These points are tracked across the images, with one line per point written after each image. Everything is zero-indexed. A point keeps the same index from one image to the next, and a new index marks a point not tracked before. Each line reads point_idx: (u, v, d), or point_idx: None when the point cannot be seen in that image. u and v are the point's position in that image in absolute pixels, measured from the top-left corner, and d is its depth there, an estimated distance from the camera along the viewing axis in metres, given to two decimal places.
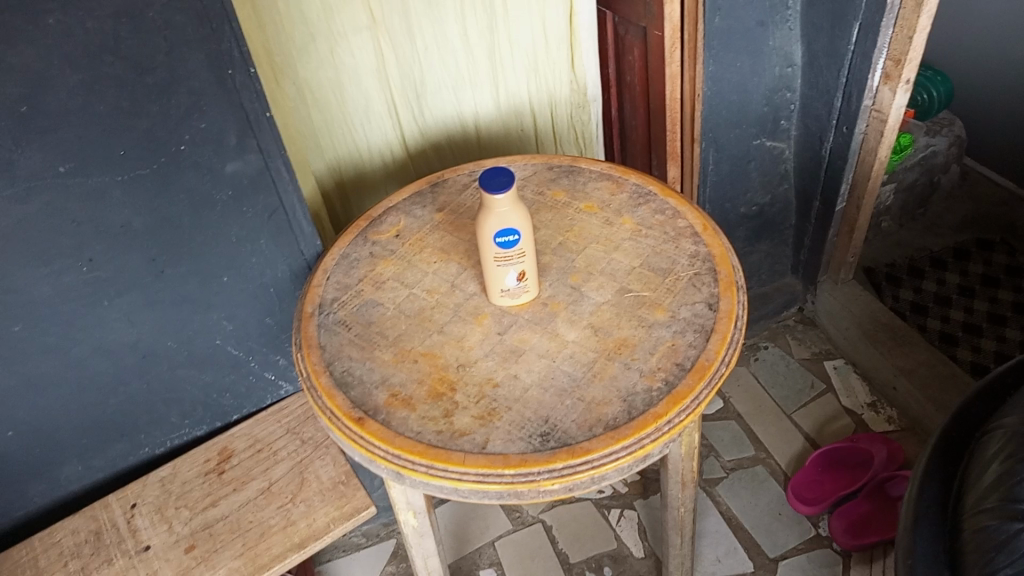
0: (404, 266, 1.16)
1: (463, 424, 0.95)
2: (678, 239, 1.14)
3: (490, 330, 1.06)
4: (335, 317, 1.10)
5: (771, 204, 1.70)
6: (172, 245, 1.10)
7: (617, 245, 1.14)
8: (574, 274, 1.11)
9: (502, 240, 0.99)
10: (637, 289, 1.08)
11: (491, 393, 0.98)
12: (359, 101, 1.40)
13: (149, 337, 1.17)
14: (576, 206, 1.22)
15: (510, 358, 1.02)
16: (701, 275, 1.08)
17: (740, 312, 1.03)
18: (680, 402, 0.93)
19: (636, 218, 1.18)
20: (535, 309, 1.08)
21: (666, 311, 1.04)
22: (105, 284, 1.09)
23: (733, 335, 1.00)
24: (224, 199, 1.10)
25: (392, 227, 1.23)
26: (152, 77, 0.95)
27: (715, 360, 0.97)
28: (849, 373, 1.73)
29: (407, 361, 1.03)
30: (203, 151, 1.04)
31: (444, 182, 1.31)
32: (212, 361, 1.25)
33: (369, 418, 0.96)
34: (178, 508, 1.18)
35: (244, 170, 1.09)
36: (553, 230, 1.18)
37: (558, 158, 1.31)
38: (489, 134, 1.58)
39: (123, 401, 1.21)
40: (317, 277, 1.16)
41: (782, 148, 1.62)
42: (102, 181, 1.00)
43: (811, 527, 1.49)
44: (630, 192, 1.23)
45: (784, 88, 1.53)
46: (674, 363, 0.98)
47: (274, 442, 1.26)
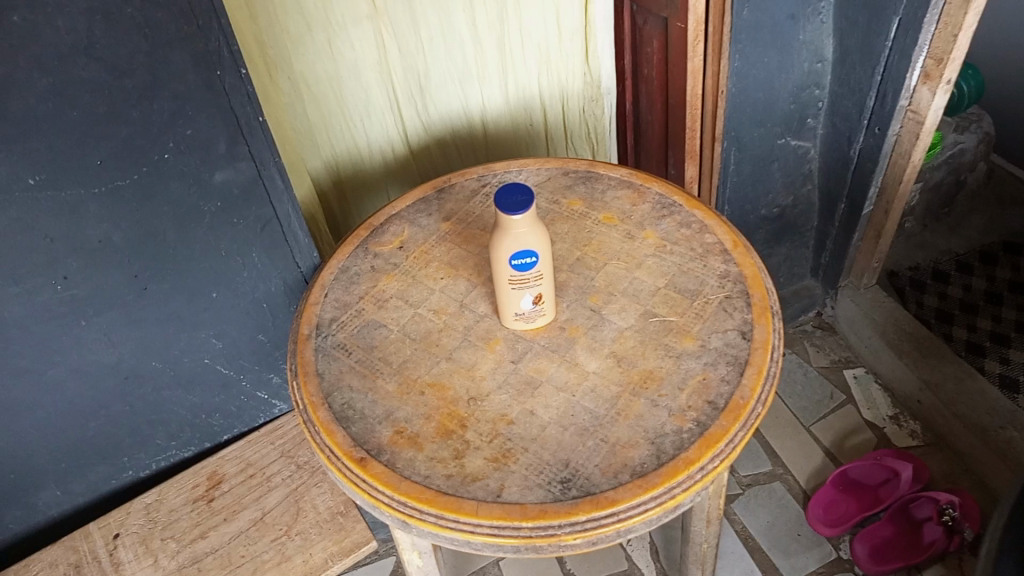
0: (408, 282, 1.07)
1: (476, 467, 0.86)
2: (707, 257, 1.05)
3: (503, 357, 0.97)
4: (334, 340, 1.01)
5: (793, 206, 1.61)
6: (156, 260, 1.00)
7: (639, 263, 1.05)
8: (593, 295, 1.03)
9: (518, 262, 0.91)
10: (663, 314, 0.99)
11: (506, 431, 0.90)
12: (358, 95, 1.30)
13: (133, 358, 1.08)
14: (595, 217, 1.12)
15: (525, 392, 0.93)
16: (732, 298, 0.99)
17: (776, 342, 0.95)
18: (714, 446, 0.85)
19: (659, 232, 1.09)
20: (552, 334, 0.99)
21: (695, 339, 0.96)
22: (83, 303, 0.99)
23: (769, 369, 0.92)
24: (212, 211, 1.00)
25: (395, 238, 1.13)
26: (132, 80, 0.85)
27: (751, 399, 0.89)
28: (870, 384, 1.66)
29: (413, 394, 0.94)
30: (190, 160, 0.95)
31: (451, 188, 1.20)
32: (201, 381, 1.15)
33: (372, 459, 0.88)
34: (164, 540, 1.10)
35: (234, 180, 0.99)
36: (570, 245, 1.09)
37: (575, 162, 1.22)
38: (496, 129, 1.48)
39: (103, 424, 1.12)
40: (314, 294, 1.07)
41: (807, 147, 1.52)
42: (77, 194, 0.91)
43: (832, 550, 1.41)
44: (653, 202, 1.13)
45: (813, 85, 1.43)
46: (705, 401, 0.89)
47: (267, 467, 1.17)
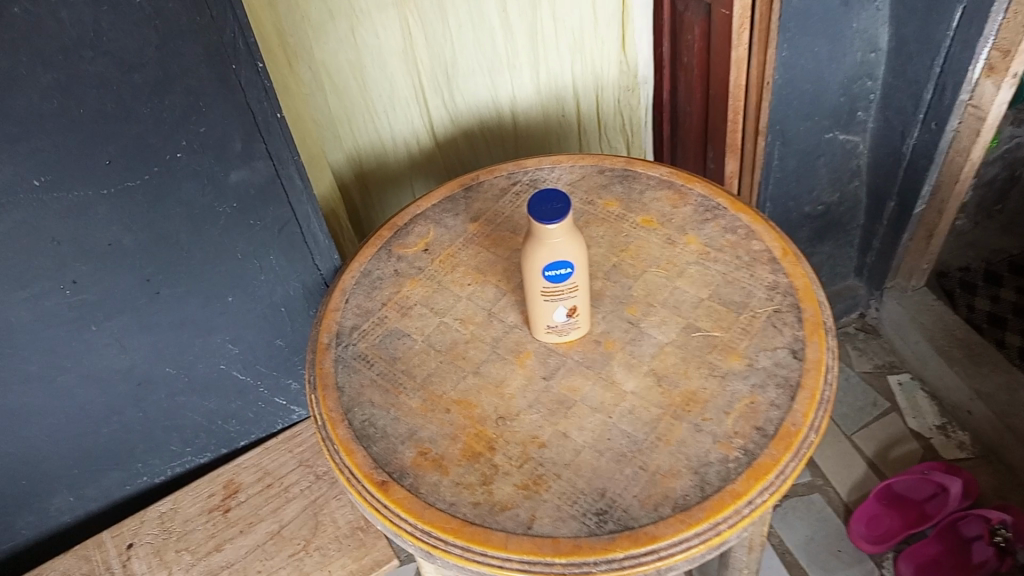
0: (433, 288, 1.01)
1: (505, 495, 0.81)
2: (754, 266, 0.97)
3: (534, 373, 0.91)
4: (354, 350, 0.95)
5: (839, 203, 1.52)
6: (168, 264, 0.95)
7: (680, 271, 0.98)
8: (631, 306, 0.96)
9: (552, 273, 0.84)
10: (707, 328, 0.92)
11: (537, 455, 0.84)
12: (382, 85, 1.24)
13: (145, 363, 1.02)
14: (632, 220, 1.05)
15: (558, 412, 0.87)
16: (781, 312, 0.92)
17: (830, 362, 0.88)
18: (763, 478, 0.79)
19: (702, 237, 1.02)
20: (587, 349, 0.92)
21: (742, 357, 0.89)
22: (92, 307, 0.94)
23: (823, 393, 0.85)
24: (227, 212, 0.94)
25: (420, 239, 1.07)
26: (141, 76, 0.79)
27: (803, 426, 0.82)
28: (916, 391, 1.58)
29: (437, 412, 0.88)
30: (203, 159, 0.89)
31: (479, 185, 1.13)
32: (217, 387, 1.10)
33: (394, 483, 0.82)
34: (179, 551, 1.05)
35: (251, 180, 0.93)
36: (606, 250, 1.02)
37: (611, 159, 1.14)
38: (526, 120, 1.41)
39: (116, 430, 1.07)
40: (334, 299, 1.01)
41: (857, 141, 1.43)
42: (84, 196, 0.85)
43: (875, 568, 1.35)
44: (696, 204, 1.06)
45: (865, 76, 1.33)
46: (754, 427, 0.83)
47: (285, 476, 1.12)
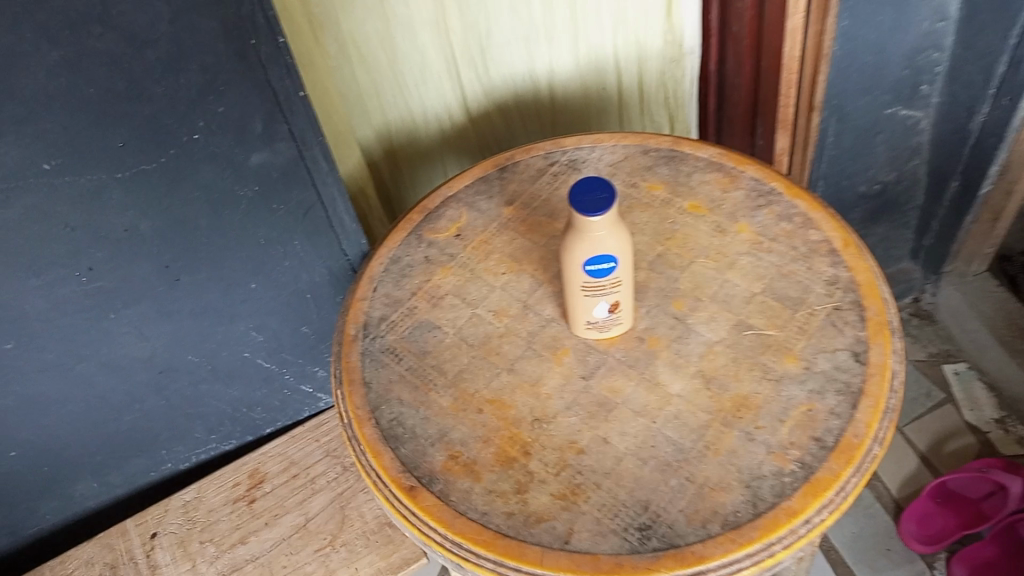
0: (465, 276, 0.95)
1: (541, 505, 0.75)
2: (811, 259, 0.90)
3: (572, 372, 0.85)
4: (382, 343, 0.90)
5: (896, 181, 1.41)
6: (188, 249, 0.90)
7: (731, 263, 0.91)
8: (678, 300, 0.89)
9: (593, 268, 0.78)
10: (759, 326, 0.86)
11: (575, 462, 0.78)
12: (413, 57, 1.17)
13: (166, 352, 0.98)
14: (679, 206, 0.98)
15: (598, 415, 0.81)
16: (841, 310, 0.85)
17: (895, 366, 0.81)
18: (822, 495, 0.73)
19: (755, 226, 0.94)
20: (629, 346, 0.86)
21: (798, 359, 0.82)
22: (110, 296, 0.90)
23: (888, 402, 0.78)
24: (248, 196, 0.89)
25: (452, 224, 1.01)
26: (154, 52, 0.74)
27: (866, 438, 0.76)
28: (973, 381, 1.50)
29: (469, 412, 0.83)
30: (222, 140, 0.83)
31: (514, 166, 1.07)
32: (240, 375, 1.06)
33: (424, 489, 0.78)
34: (203, 543, 1.03)
35: (273, 162, 0.88)
36: (651, 238, 0.96)
37: (656, 138, 1.06)
38: (564, 93, 1.33)
39: (138, 418, 1.03)
40: (362, 287, 0.96)
41: (919, 117, 1.30)
42: (97, 179, 0.80)
43: (926, 569, 1.30)
44: (747, 189, 0.98)
45: (931, 47, 1.20)
46: (811, 437, 0.77)
47: (312, 467, 1.08)
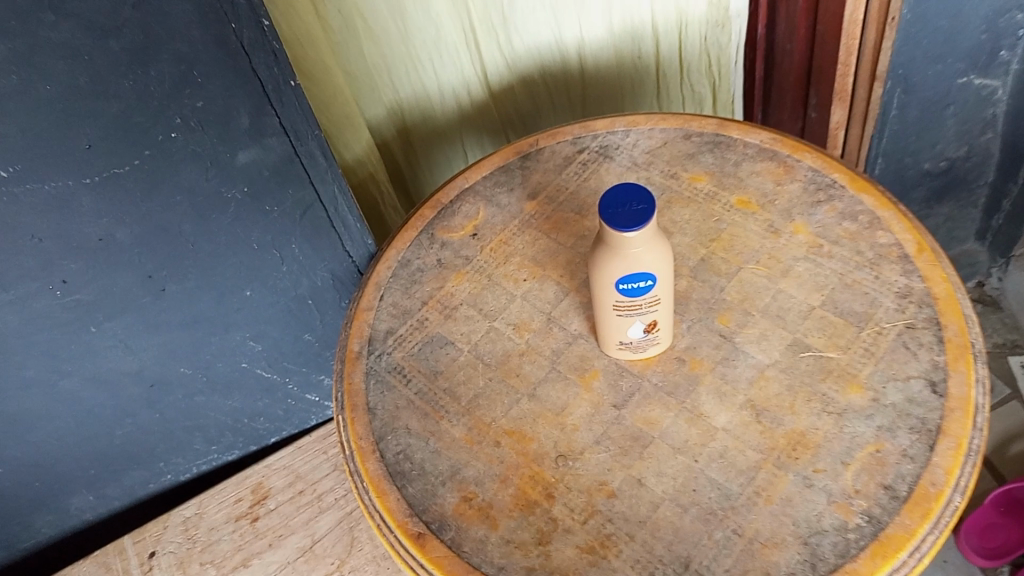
0: (482, 283, 0.85)
1: (565, 560, 0.66)
2: (880, 266, 0.78)
3: (602, 399, 0.75)
4: (389, 362, 0.80)
5: (965, 157, 1.25)
6: (174, 257, 0.80)
7: (785, 270, 0.80)
8: (724, 314, 0.78)
9: (627, 287, 0.67)
10: (819, 348, 0.74)
11: (605, 507, 0.68)
12: (426, 29, 1.05)
13: (157, 365, 0.89)
14: (725, 201, 0.86)
15: (631, 451, 0.72)
16: (915, 329, 0.74)
17: (980, 399, 0.69)
18: (893, 556, 0.62)
19: (813, 226, 0.82)
20: (668, 369, 0.76)
21: (864, 389, 0.71)
22: (90, 308, 0.80)
23: (971, 442, 0.67)
24: (237, 198, 0.79)
25: (468, 222, 0.90)
26: (118, 42, 0.63)
27: (946, 488, 0.65)
28: None
29: (485, 445, 0.74)
30: (204, 139, 0.73)
31: (538, 153, 0.95)
32: (239, 386, 0.98)
33: (432, 537, 0.69)
34: (204, 564, 0.96)
35: (263, 160, 0.78)
36: (693, 239, 0.84)
37: (700, 120, 0.93)
38: (595, 63, 1.20)
39: (132, 431, 0.95)
40: (367, 295, 0.85)
41: (996, 87, 1.14)
42: (63, 186, 0.70)
43: None
44: (805, 180, 0.86)
45: (1015, 7, 1.04)
46: (880, 484, 0.66)
47: (319, 482, 1.01)
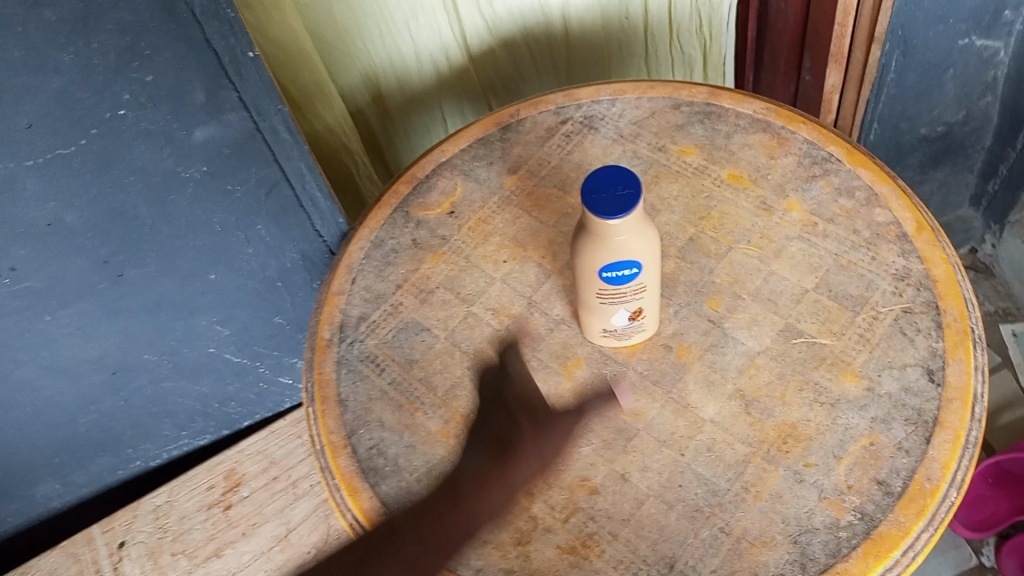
0: (459, 265, 0.81)
1: (545, 561, 0.63)
2: (877, 246, 0.74)
3: (585, 389, 0.72)
4: (361, 350, 0.76)
5: (964, 122, 1.20)
6: (131, 241, 0.76)
7: (777, 250, 0.76)
8: (712, 298, 0.75)
9: (610, 275, 0.64)
10: (812, 334, 0.71)
11: (587, 505, 0.65)
12: None
13: (119, 351, 0.85)
14: (716, 175, 0.82)
15: (615, 445, 0.68)
16: (913, 314, 0.70)
17: (979, 389, 0.66)
18: (886, 556, 0.60)
19: (808, 203, 0.78)
20: (654, 357, 0.73)
21: (859, 378, 0.68)
22: (43, 295, 0.75)
23: (970, 434, 0.64)
24: (196, 177, 0.75)
25: (445, 199, 0.85)
26: (54, 12, 0.58)
27: (942, 483, 0.62)
28: None
29: (463, 439, 0.70)
30: (156, 116, 0.68)
31: (519, 124, 0.90)
32: (208, 371, 0.94)
33: None
34: (176, 555, 0.93)
35: (223, 137, 0.73)
36: (681, 217, 0.80)
37: (690, 89, 0.88)
38: (581, 25, 1.15)
39: (97, 418, 0.91)
40: (338, 278, 0.81)
41: (998, 48, 1.09)
42: (4, 168, 0.65)
43: (972, 554, 1.17)
44: (799, 154, 0.81)
45: None
46: (874, 480, 0.63)
47: (294, 467, 0.97)
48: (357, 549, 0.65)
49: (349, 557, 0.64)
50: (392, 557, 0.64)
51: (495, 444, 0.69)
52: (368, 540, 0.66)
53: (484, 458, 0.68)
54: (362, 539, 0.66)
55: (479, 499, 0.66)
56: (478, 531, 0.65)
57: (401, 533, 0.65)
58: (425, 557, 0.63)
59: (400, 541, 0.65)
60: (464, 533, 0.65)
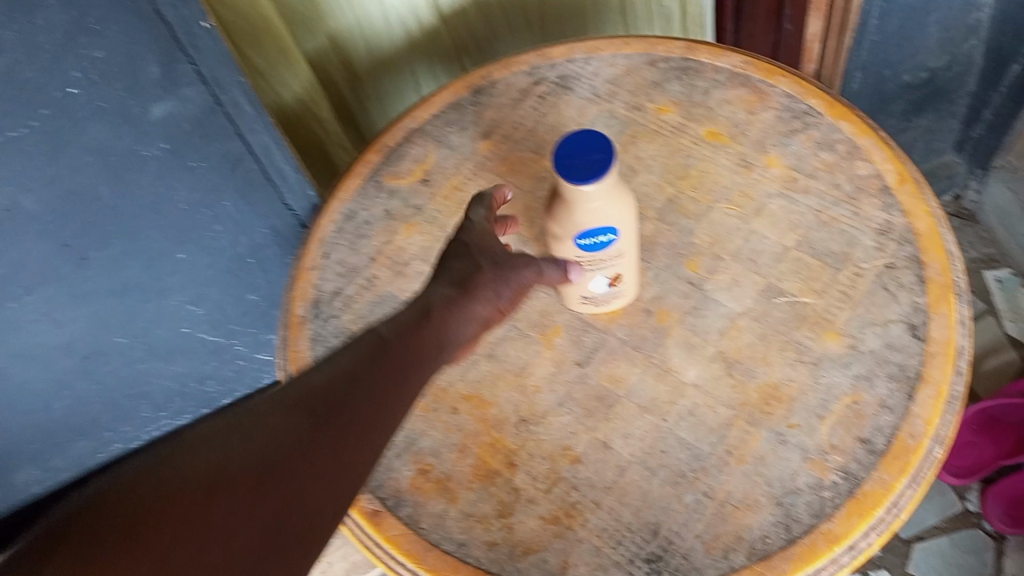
0: (434, 235, 0.79)
1: (529, 532, 0.63)
2: (858, 200, 0.73)
3: (565, 356, 0.71)
4: (337, 326, 0.75)
5: (948, 68, 1.17)
6: (93, 223, 0.74)
7: (758, 208, 0.74)
8: (692, 260, 0.73)
9: (587, 242, 0.62)
10: (794, 293, 0.70)
11: (569, 473, 0.65)
12: None
13: (89, 335, 0.83)
14: (694, 133, 0.80)
15: (597, 412, 0.67)
16: (896, 269, 0.69)
17: (962, 342, 0.65)
18: (870, 515, 0.59)
19: (788, 158, 0.76)
20: (634, 322, 0.71)
21: (841, 337, 0.67)
22: (4, 283, 0.72)
23: (953, 389, 0.63)
24: (156, 155, 0.73)
25: (417, 166, 0.83)
26: None
27: (925, 439, 0.61)
28: (1018, 290, 1.34)
29: (442, 413, 0.69)
30: (109, 92, 0.66)
31: (491, 86, 0.87)
32: (183, 351, 0.93)
33: (388, 514, 0.65)
34: None
35: (181, 112, 0.73)
36: (659, 177, 0.78)
37: (667, 44, 0.86)
38: None
39: (72, 403, 0.89)
40: (310, 253, 0.79)
41: None
42: None
43: (957, 499, 1.16)
44: (779, 108, 0.79)
45: None
46: (857, 439, 0.62)
47: None
48: (331, 369, 0.55)
49: (327, 377, 0.54)
50: (374, 373, 0.55)
51: (474, 274, 0.63)
52: (341, 361, 0.56)
53: (458, 284, 0.62)
54: (332, 360, 0.56)
55: (448, 322, 0.60)
56: (450, 346, 0.60)
57: (383, 351, 0.56)
58: (407, 373, 0.56)
59: (383, 359, 0.56)
60: (436, 345, 0.59)
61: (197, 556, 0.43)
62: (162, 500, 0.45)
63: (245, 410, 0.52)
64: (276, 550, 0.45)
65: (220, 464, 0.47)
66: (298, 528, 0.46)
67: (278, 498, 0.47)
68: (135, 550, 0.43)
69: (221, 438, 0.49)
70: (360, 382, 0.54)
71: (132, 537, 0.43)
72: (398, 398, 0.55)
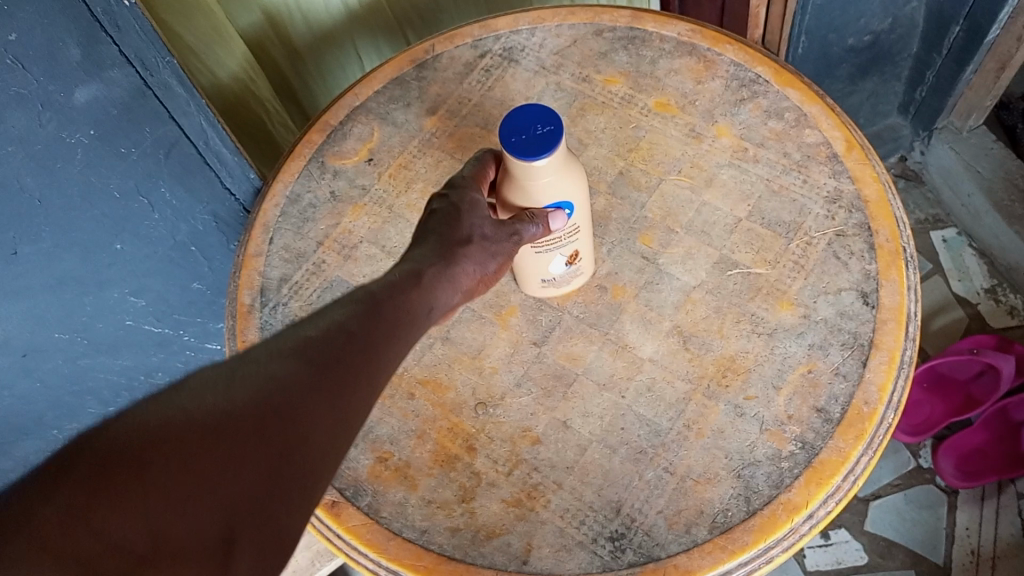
0: (382, 217, 0.76)
1: (491, 516, 0.62)
2: (807, 168, 0.73)
3: (521, 336, 0.70)
4: (285, 314, 0.73)
5: (890, 30, 1.17)
6: (21, 217, 0.70)
7: (709, 179, 0.74)
8: (645, 234, 0.73)
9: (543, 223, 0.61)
10: (747, 264, 0.70)
11: (529, 455, 0.64)
12: None
13: (26, 333, 0.79)
14: (643, 104, 0.79)
15: (555, 392, 0.67)
16: (846, 237, 0.69)
17: (912, 308, 0.66)
18: (827, 483, 0.60)
19: (737, 127, 0.76)
20: (589, 300, 0.71)
21: (794, 306, 0.67)
22: None
23: (904, 354, 0.64)
24: (85, 142, 0.70)
25: (362, 145, 0.81)
26: None
27: (879, 406, 0.62)
28: (963, 250, 1.37)
29: (398, 400, 0.68)
30: (28, 79, 0.63)
31: (434, 60, 0.85)
32: (125, 345, 0.90)
33: (347, 505, 0.64)
34: None
35: (108, 96, 0.69)
36: (610, 150, 0.77)
37: (613, 12, 0.84)
38: None
39: (12, 402, 0.85)
40: (254, 239, 0.77)
41: None
42: None
43: (910, 458, 1.19)
44: (727, 76, 0.79)
45: None
46: (812, 408, 0.63)
47: None
48: (325, 321, 0.47)
49: (323, 328, 0.46)
50: (372, 329, 0.48)
51: (459, 242, 0.58)
52: (336, 313, 0.48)
53: (442, 253, 0.56)
54: (322, 313, 0.48)
55: (436, 288, 0.54)
56: (439, 311, 0.55)
57: (378, 307, 0.50)
58: (402, 331, 0.50)
59: (380, 316, 0.49)
60: (426, 308, 0.53)
61: (195, 509, 0.36)
62: (159, 449, 0.37)
63: (233, 358, 0.44)
64: (277, 514, 0.38)
65: (213, 415, 0.39)
66: (295, 486, 0.39)
67: (278, 456, 0.39)
68: (118, 506, 0.35)
69: (212, 388, 0.40)
70: (357, 337, 0.47)
71: (120, 487, 0.35)
72: (395, 355, 0.48)
